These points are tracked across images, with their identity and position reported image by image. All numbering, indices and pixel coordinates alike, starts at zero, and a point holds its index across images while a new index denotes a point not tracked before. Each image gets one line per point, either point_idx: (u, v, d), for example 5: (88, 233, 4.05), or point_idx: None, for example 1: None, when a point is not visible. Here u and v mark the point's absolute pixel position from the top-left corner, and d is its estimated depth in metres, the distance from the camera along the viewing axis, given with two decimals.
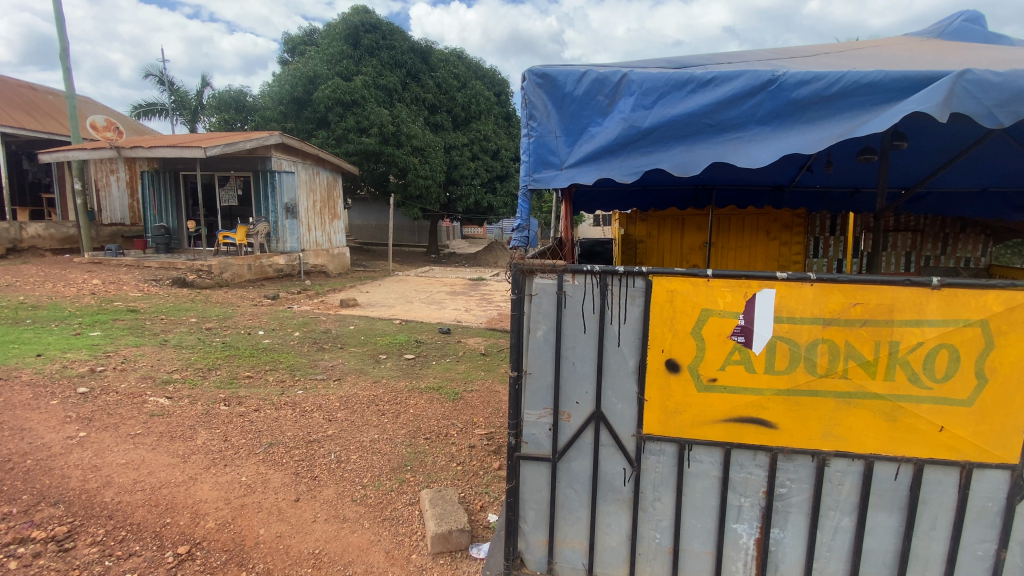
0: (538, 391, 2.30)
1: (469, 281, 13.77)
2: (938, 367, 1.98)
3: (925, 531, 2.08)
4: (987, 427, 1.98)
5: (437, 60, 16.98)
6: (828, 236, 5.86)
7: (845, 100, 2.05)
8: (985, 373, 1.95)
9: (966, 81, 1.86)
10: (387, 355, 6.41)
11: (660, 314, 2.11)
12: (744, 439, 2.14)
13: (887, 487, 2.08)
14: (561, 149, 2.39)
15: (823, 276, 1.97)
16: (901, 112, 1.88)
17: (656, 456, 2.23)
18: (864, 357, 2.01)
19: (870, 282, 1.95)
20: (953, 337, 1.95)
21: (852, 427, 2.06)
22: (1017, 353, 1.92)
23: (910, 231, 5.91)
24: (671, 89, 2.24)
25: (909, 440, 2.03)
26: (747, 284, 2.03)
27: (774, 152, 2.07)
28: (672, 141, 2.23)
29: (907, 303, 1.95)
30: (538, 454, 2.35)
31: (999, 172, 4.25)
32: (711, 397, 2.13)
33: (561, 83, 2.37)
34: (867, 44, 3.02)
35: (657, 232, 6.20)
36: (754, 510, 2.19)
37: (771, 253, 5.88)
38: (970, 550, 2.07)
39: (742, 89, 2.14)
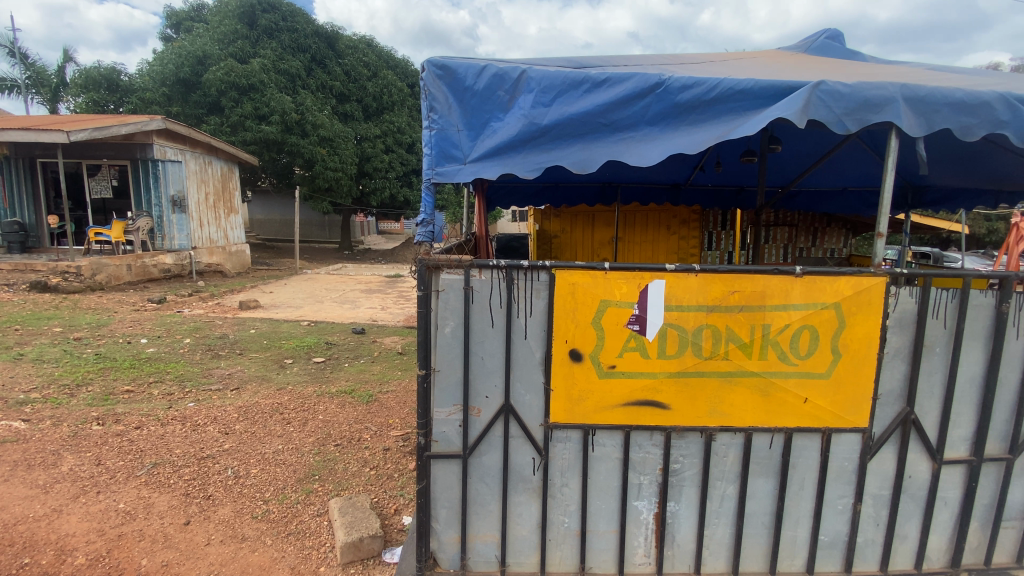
0: (447, 389, 2.27)
1: (385, 279, 13.32)
2: (801, 346, 2.24)
3: (795, 491, 2.35)
4: (841, 396, 2.27)
5: (344, 47, 16.15)
6: (720, 230, 6.40)
7: (722, 105, 2.22)
8: (839, 350, 2.23)
9: (821, 91, 2.07)
10: (293, 359, 6.02)
11: (564, 305, 2.18)
12: (641, 420, 2.27)
13: (763, 455, 2.32)
14: (463, 143, 2.37)
15: (706, 267, 2.14)
16: (768, 117, 2.07)
17: (563, 443, 2.31)
18: (741, 340, 2.21)
19: (745, 272, 2.15)
20: (813, 319, 2.21)
21: (733, 404, 2.26)
22: (863, 330, 2.22)
23: (787, 226, 6.60)
24: (568, 87, 2.31)
25: (779, 412, 2.28)
26: (640, 276, 2.15)
27: (661, 152, 2.19)
28: (570, 138, 2.30)
29: (776, 289, 2.18)
30: (448, 451, 2.33)
31: (852, 174, 4.90)
32: (611, 383, 2.24)
33: (462, 76, 2.36)
34: (745, 55, 3.34)
35: (570, 227, 6.48)
36: (652, 487, 2.34)
37: (671, 247, 6.41)
38: (832, 504, 2.36)
39: (633, 90, 2.25)
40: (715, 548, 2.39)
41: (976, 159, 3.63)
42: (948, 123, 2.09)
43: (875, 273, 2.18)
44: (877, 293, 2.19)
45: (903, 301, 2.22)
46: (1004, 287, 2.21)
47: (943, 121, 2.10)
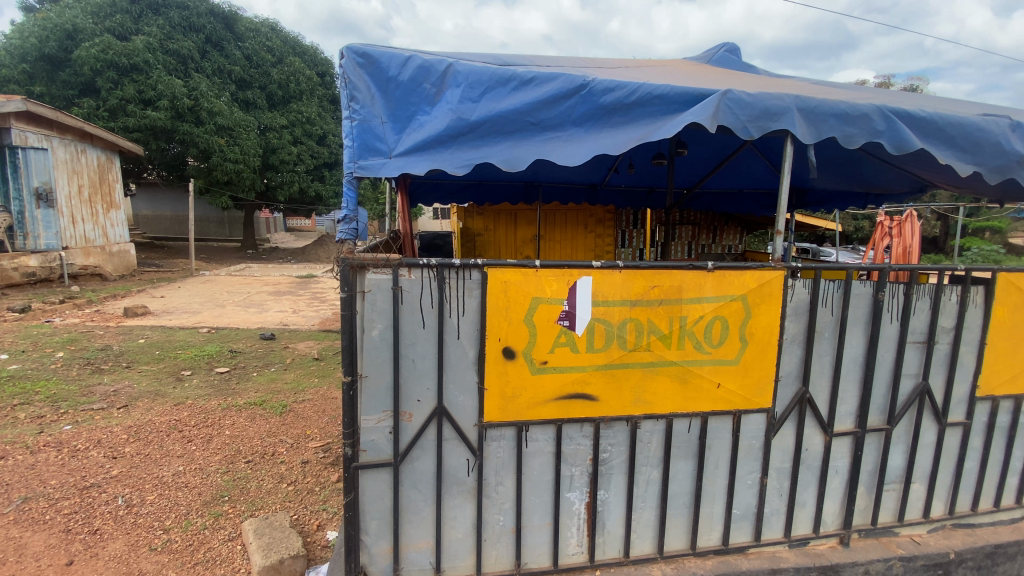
0: (376, 395, 2.17)
1: (296, 280, 12.50)
2: (714, 335, 2.41)
3: (711, 470, 2.53)
4: (748, 380, 2.48)
5: (245, 29, 14.87)
6: (631, 229, 6.75)
7: (642, 108, 2.30)
8: (746, 338, 2.43)
9: (729, 99, 2.23)
10: (192, 371, 5.44)
11: (496, 303, 2.16)
12: (573, 413, 2.32)
13: (683, 439, 2.47)
14: (388, 136, 2.28)
15: (629, 263, 2.23)
16: (684, 122, 2.18)
17: (497, 442, 2.29)
18: (662, 331, 2.34)
19: (664, 268, 2.27)
20: (724, 310, 2.39)
21: (656, 392, 2.39)
22: (766, 319, 2.44)
23: (691, 225, 7.13)
24: (496, 83, 2.30)
25: (696, 398, 2.44)
26: (569, 273, 2.19)
27: (587, 152, 2.24)
28: (498, 135, 2.29)
29: (691, 283, 2.32)
30: (378, 460, 2.23)
31: (747, 177, 5.39)
32: (543, 378, 2.26)
33: (385, 66, 2.28)
34: (657, 63, 3.54)
35: (493, 225, 6.50)
36: (583, 477, 2.41)
37: (589, 245, 6.74)
38: (743, 479, 2.57)
39: (559, 90, 2.28)
40: (642, 531, 2.51)
41: (849, 165, 4.12)
42: (835, 132, 2.34)
43: (775, 267, 2.40)
44: (777, 285, 2.42)
45: (798, 292, 2.47)
46: (878, 277, 2.53)
47: (830, 130, 2.34)
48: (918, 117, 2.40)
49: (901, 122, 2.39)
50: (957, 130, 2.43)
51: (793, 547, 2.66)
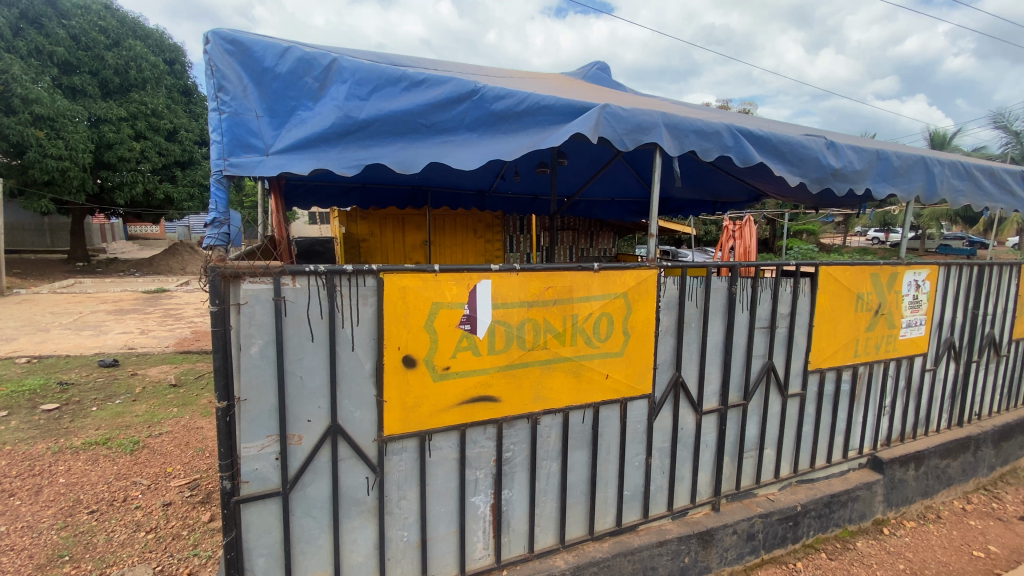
0: (259, 419, 1.96)
1: (144, 295, 10.79)
2: (604, 331, 2.58)
3: (604, 457, 2.71)
4: (633, 370, 2.69)
5: (69, 5, 12.64)
6: (518, 234, 7.12)
7: (531, 117, 2.39)
8: (630, 332, 2.65)
9: (608, 112, 2.41)
10: (6, 410, 4.42)
11: (393, 311, 2.07)
12: (476, 417, 2.32)
13: (578, 430, 2.61)
14: (265, 131, 2.08)
15: (525, 265, 2.30)
16: (570, 131, 2.30)
17: (398, 455, 2.21)
18: (557, 329, 2.45)
19: (556, 269, 2.39)
20: (611, 307, 2.57)
21: (553, 388, 2.49)
22: (645, 314, 2.68)
23: (571, 230, 7.59)
24: (385, 83, 2.23)
25: (589, 390, 2.59)
26: (468, 276, 2.19)
27: (481, 156, 2.27)
28: (390, 136, 2.21)
29: (580, 283, 2.47)
30: (264, 491, 2.02)
31: (619, 186, 5.89)
32: (445, 385, 2.22)
33: (258, 56, 2.09)
34: (538, 76, 3.72)
35: (379, 230, 6.27)
36: (487, 479, 2.42)
37: (478, 249, 6.83)
38: (632, 461, 2.79)
39: (450, 94, 2.28)
40: (544, 524, 2.59)
41: (704, 177, 4.70)
42: (695, 146, 2.65)
43: (650, 266, 2.65)
44: (652, 283, 2.68)
45: (670, 288, 2.76)
46: (732, 272, 2.92)
47: (692, 144, 2.65)
48: (758, 135, 2.81)
49: (746, 139, 2.79)
50: (787, 147, 2.90)
51: (675, 518, 2.94)
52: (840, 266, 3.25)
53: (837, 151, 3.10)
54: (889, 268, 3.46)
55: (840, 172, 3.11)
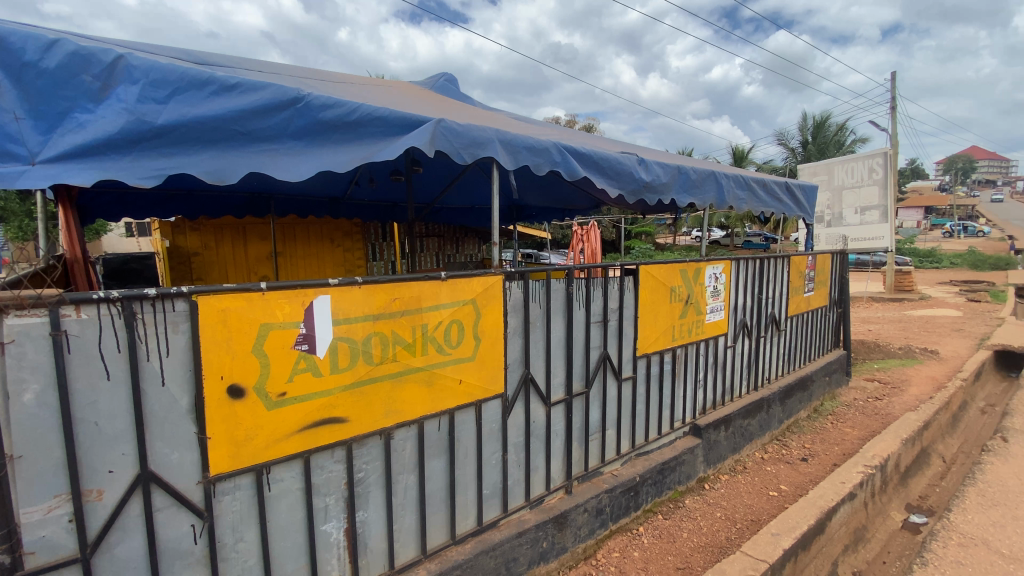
0: (39, 479, 1.64)
1: None
2: (454, 338, 2.63)
3: (462, 461, 2.77)
4: (485, 373, 2.80)
5: None
6: (381, 242, 6.89)
7: (363, 127, 2.35)
8: (479, 337, 2.75)
9: (443, 127, 2.48)
10: None
11: (212, 337, 1.89)
12: (320, 441, 2.21)
13: (434, 438, 2.63)
14: (28, 137, 1.77)
15: (367, 278, 2.26)
16: (405, 144, 2.32)
17: (230, 495, 2.01)
18: (406, 341, 2.44)
19: (401, 280, 2.38)
20: (459, 314, 2.64)
21: (405, 401, 2.47)
22: (493, 318, 2.81)
23: (436, 237, 7.51)
24: (189, 86, 2.02)
25: (443, 397, 2.63)
26: (303, 293, 2.09)
27: (309, 168, 2.19)
28: (198, 144, 2.02)
29: (428, 293, 2.50)
30: (54, 563, 1.68)
31: (476, 194, 6.04)
32: (283, 412, 2.08)
33: (14, 46, 1.76)
34: (380, 84, 3.70)
35: (214, 243, 5.62)
36: (339, 504, 2.32)
37: (337, 259, 6.43)
38: (489, 461, 2.90)
39: (270, 101, 2.15)
40: (404, 539, 2.57)
41: (548, 186, 5.07)
42: (527, 160, 2.86)
43: (495, 272, 2.79)
44: (497, 288, 2.81)
45: (515, 292, 2.93)
46: (569, 275, 3.21)
47: (524, 159, 2.85)
48: (582, 151, 3.13)
49: (572, 155, 3.09)
50: (607, 163, 3.27)
51: (533, 508, 3.13)
52: (655, 265, 3.78)
53: (647, 166, 3.60)
54: (693, 264, 4.11)
55: (650, 184, 3.61)
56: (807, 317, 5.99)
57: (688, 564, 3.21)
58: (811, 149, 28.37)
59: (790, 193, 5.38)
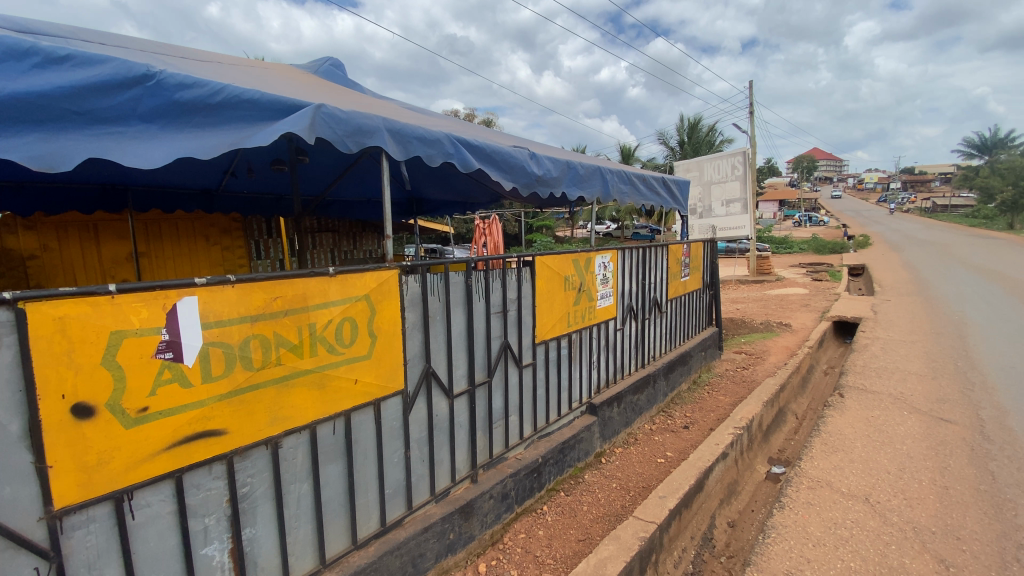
0: None
1: None
2: (346, 336, 2.52)
3: (361, 462, 2.68)
4: (381, 370, 2.72)
5: None
6: (266, 238, 6.40)
7: (230, 111, 2.17)
8: (374, 333, 2.66)
9: (324, 113, 2.35)
10: None
11: (48, 350, 1.63)
12: (195, 457, 2.01)
13: (329, 443, 2.51)
14: None
15: (242, 277, 2.08)
16: (279, 130, 2.17)
17: (83, 529, 1.76)
18: (291, 342, 2.30)
19: (283, 277, 2.23)
20: (351, 311, 2.54)
21: (293, 406, 2.33)
22: (388, 313, 2.73)
23: (330, 232, 7.12)
24: (6, 56, 1.81)
25: (336, 399, 2.51)
26: (164, 295, 1.88)
27: (165, 154, 1.98)
28: (18, 124, 1.76)
29: (315, 290, 2.37)
30: None
31: (370, 186, 5.80)
32: (145, 429, 1.86)
33: None
34: (254, 65, 3.45)
35: (55, 244, 4.59)
36: (221, 523, 2.14)
37: (214, 259, 5.79)
38: (391, 460, 2.83)
39: (112, 78, 1.93)
40: (299, 551, 2.42)
41: (445, 178, 5.05)
42: (418, 151, 2.81)
43: (389, 267, 2.71)
44: (393, 283, 2.75)
45: (411, 286, 2.88)
46: (466, 267, 3.23)
47: (415, 149, 2.80)
48: (474, 144, 3.16)
49: (464, 147, 3.10)
50: (499, 155, 3.33)
51: (438, 501, 3.12)
52: (550, 256, 3.94)
53: (538, 161, 3.73)
54: (585, 254, 4.34)
55: (542, 178, 3.74)
56: (684, 300, 6.63)
57: (588, 535, 3.42)
58: (687, 148, 31.31)
59: (668, 188, 5.89)
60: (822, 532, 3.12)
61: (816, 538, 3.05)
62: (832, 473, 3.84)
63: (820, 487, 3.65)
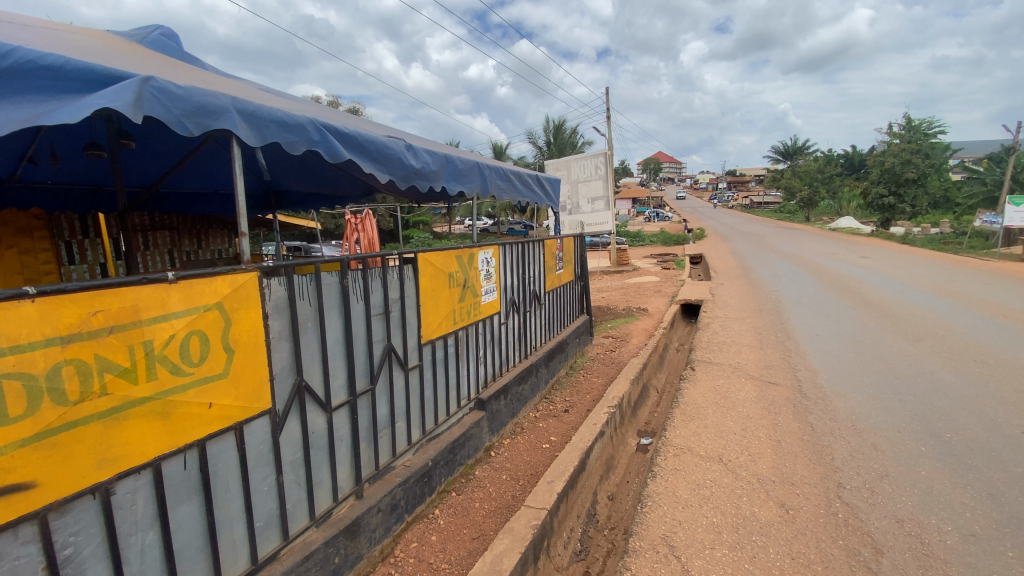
0: None
1: None
2: (194, 352, 2.14)
3: (223, 497, 2.32)
4: (242, 389, 2.37)
5: None
6: (81, 239, 5.25)
7: (21, 81, 1.86)
8: (231, 346, 2.30)
9: (152, 87, 2.00)
10: None
11: None
12: None
13: (180, 480, 2.13)
14: None
15: (44, 288, 1.65)
16: (92, 106, 1.83)
17: None
18: (121, 366, 1.89)
19: (105, 287, 1.82)
20: (199, 323, 2.16)
21: (129, 442, 1.92)
22: (248, 322, 2.39)
23: (167, 230, 6.11)
24: None
25: (186, 427, 2.13)
26: None
27: None
28: None
29: (151, 301, 1.97)
30: None
31: (217, 176, 5.09)
32: None
33: None
34: (60, 27, 2.90)
35: None
36: None
37: (9, 266, 4.57)
38: (260, 488, 2.50)
39: None
40: None
41: (309, 169, 4.62)
42: (277, 137, 2.50)
43: (247, 269, 2.37)
44: (253, 287, 2.40)
45: (276, 290, 2.55)
46: (340, 268, 2.96)
47: (273, 135, 2.49)
48: (343, 132, 2.91)
49: (332, 135, 2.84)
50: (373, 146, 3.12)
51: (319, 525, 2.84)
52: (431, 252, 3.81)
53: (415, 153, 3.57)
54: (467, 249, 4.30)
55: (420, 171, 3.59)
56: (559, 291, 6.96)
57: (481, 532, 3.41)
58: (553, 148, 33.05)
59: (542, 185, 6.11)
60: (688, 494, 3.49)
61: (684, 500, 3.41)
62: (691, 439, 4.33)
63: (683, 453, 4.08)
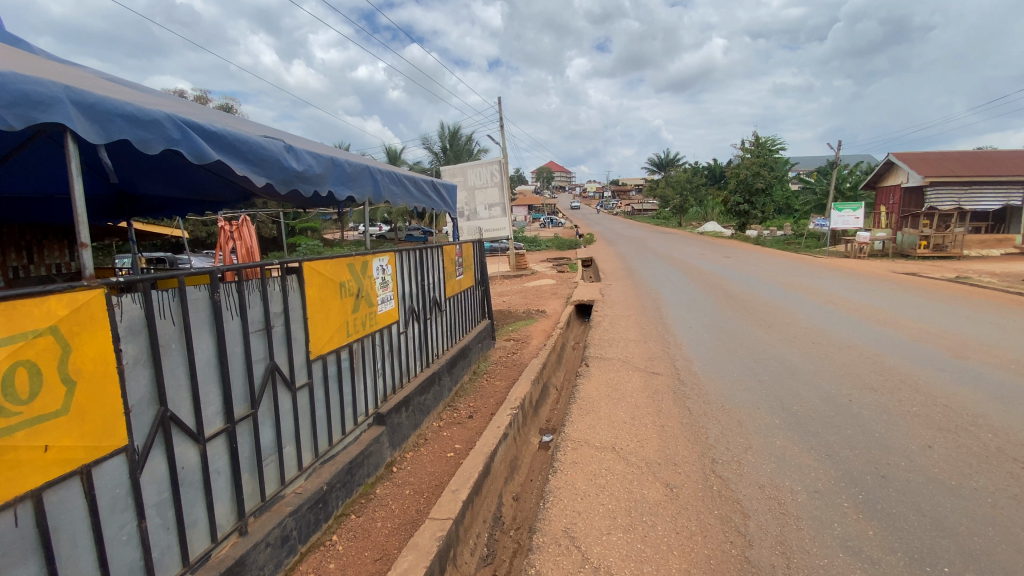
0: None
1: None
2: (19, 388, 1.79)
3: (67, 555, 1.98)
4: (90, 425, 2.03)
5: None
6: None
7: None
8: (72, 377, 1.95)
9: None
10: None
11: None
12: None
13: (6, 542, 1.78)
14: None
15: None
16: None
17: None
18: None
19: None
20: (25, 352, 1.81)
21: None
22: (94, 347, 2.05)
23: None
24: None
25: (13, 478, 1.79)
26: None
27: None
28: None
29: None
30: None
31: (52, 178, 4.34)
32: None
33: None
34: None
35: None
36: None
37: None
38: (117, 539, 2.17)
39: None
40: None
41: (173, 171, 4.12)
42: (125, 134, 2.21)
43: (90, 286, 2.03)
44: (100, 307, 2.07)
45: (129, 309, 2.23)
46: (211, 281, 2.67)
47: (120, 131, 2.20)
48: (209, 131, 2.64)
49: (197, 133, 2.56)
50: (247, 146, 2.86)
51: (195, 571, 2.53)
52: (319, 261, 3.58)
53: (296, 155, 3.34)
54: (360, 258, 4.12)
55: (303, 174, 3.36)
56: (460, 297, 6.95)
57: (384, 552, 3.27)
58: (450, 154, 33.02)
59: (437, 191, 6.05)
60: (586, 484, 3.67)
61: (582, 491, 3.58)
62: (588, 432, 4.56)
63: (581, 446, 4.28)
